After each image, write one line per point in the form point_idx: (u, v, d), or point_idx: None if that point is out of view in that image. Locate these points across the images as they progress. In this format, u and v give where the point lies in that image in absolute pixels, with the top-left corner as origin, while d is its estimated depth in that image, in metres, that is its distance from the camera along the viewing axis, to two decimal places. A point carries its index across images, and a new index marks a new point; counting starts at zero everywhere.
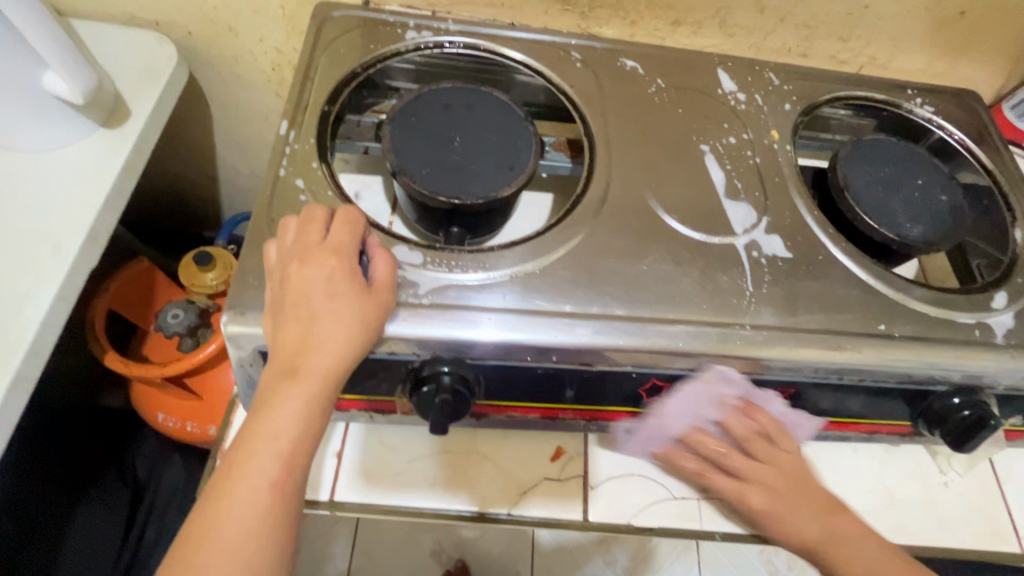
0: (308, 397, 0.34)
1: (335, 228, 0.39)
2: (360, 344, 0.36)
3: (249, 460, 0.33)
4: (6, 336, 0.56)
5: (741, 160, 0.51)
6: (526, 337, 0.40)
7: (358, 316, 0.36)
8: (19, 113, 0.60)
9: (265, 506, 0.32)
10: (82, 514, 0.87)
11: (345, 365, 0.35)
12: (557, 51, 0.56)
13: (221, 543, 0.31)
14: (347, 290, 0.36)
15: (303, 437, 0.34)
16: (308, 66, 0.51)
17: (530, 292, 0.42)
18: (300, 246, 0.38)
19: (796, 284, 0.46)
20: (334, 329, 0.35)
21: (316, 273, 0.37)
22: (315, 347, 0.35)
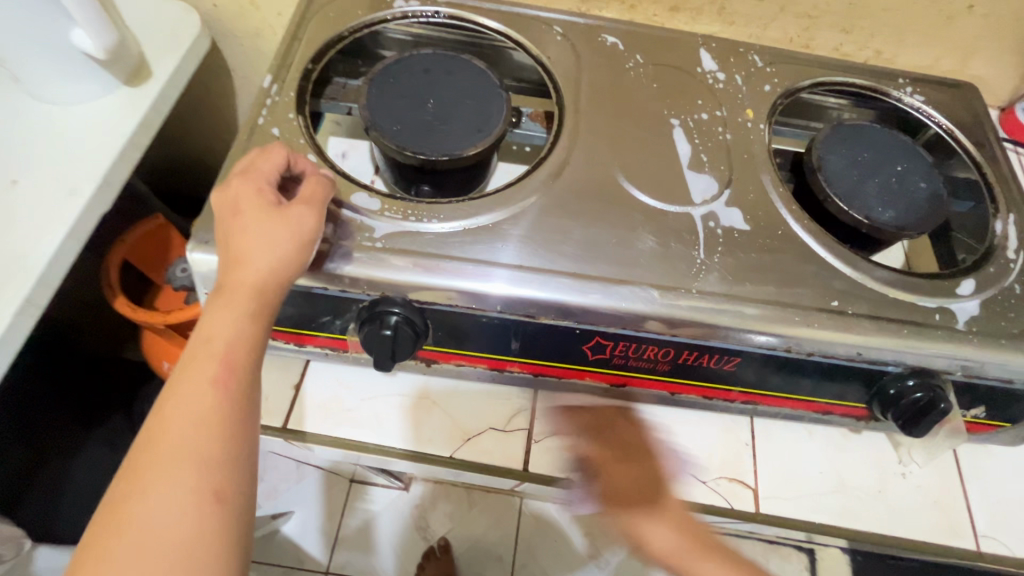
0: (239, 306, 0.37)
1: (268, 159, 0.42)
2: (286, 251, 0.38)
3: (188, 366, 0.36)
4: (22, 265, 0.62)
5: (711, 135, 0.52)
6: (472, 284, 0.42)
7: (281, 231, 0.38)
8: (50, 66, 0.66)
9: (210, 405, 0.35)
10: (88, 447, 0.94)
11: (276, 276, 0.38)
12: (541, 25, 0.58)
13: (164, 440, 0.34)
14: (271, 209, 0.39)
15: (241, 343, 0.37)
16: (298, 28, 0.54)
17: (481, 245, 0.44)
18: (233, 178, 0.41)
19: (750, 255, 0.46)
20: (260, 244, 0.38)
21: (244, 197, 0.40)
22: (245, 261, 0.38)
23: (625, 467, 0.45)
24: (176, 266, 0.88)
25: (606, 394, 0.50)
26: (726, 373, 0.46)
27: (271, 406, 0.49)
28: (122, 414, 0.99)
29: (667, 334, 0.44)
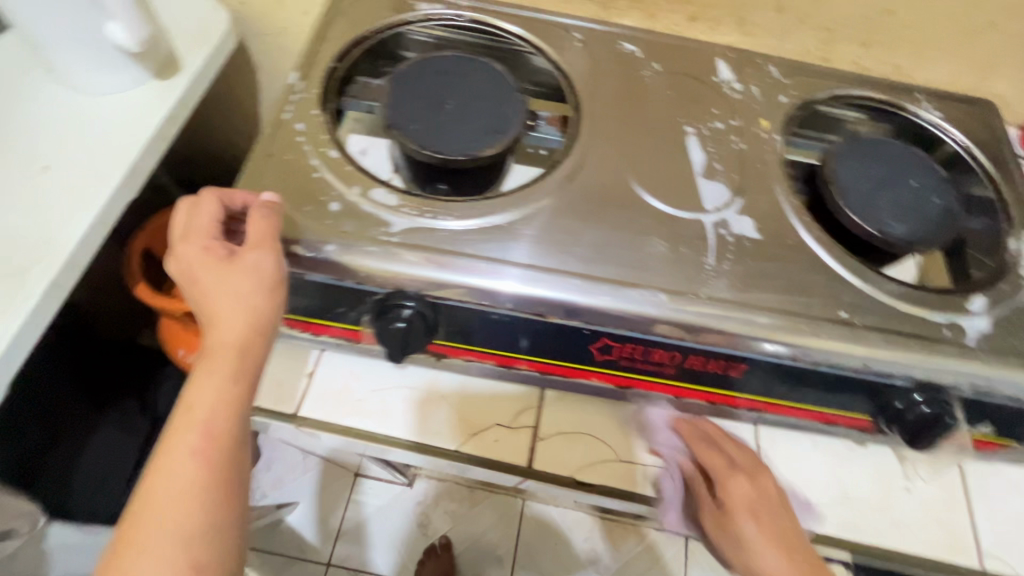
0: (220, 370, 0.37)
1: (203, 213, 0.41)
2: (250, 305, 0.39)
3: (173, 438, 0.36)
4: (51, 247, 0.64)
5: (725, 144, 0.52)
6: (486, 281, 0.43)
7: (246, 285, 0.39)
8: (85, 57, 0.68)
9: (193, 472, 0.35)
10: (102, 432, 0.97)
11: (253, 334, 0.39)
12: (560, 31, 0.59)
13: (152, 519, 0.34)
14: (229, 265, 0.39)
15: (222, 407, 0.37)
16: (324, 28, 0.56)
17: (494, 243, 0.45)
18: (175, 245, 0.41)
19: (760, 263, 0.47)
20: (228, 302, 0.38)
21: (197, 261, 0.40)
22: (217, 324, 0.38)
23: (705, 450, 0.46)
24: None
25: (611, 395, 0.51)
26: (732, 379, 0.47)
27: (284, 392, 0.50)
28: (135, 400, 1.02)
29: (675, 338, 0.44)
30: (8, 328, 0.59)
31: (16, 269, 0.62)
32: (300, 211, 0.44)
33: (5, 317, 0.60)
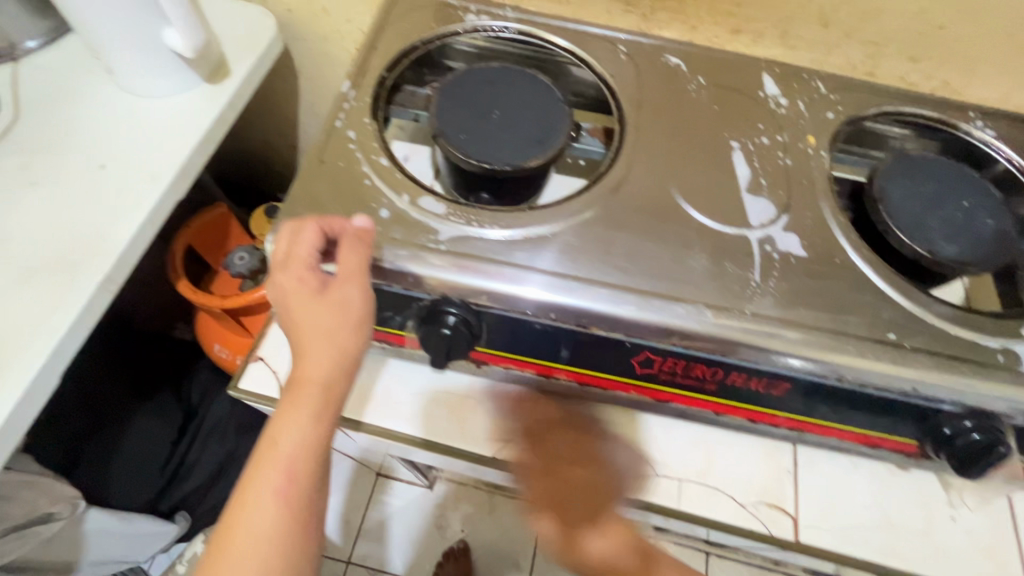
0: (310, 408, 0.40)
1: (300, 239, 0.42)
2: (343, 345, 0.41)
3: (263, 472, 0.39)
4: (105, 243, 0.67)
5: (771, 160, 0.52)
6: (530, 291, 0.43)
7: (340, 322, 0.41)
8: (142, 62, 0.71)
9: (281, 504, 0.39)
10: (138, 421, 1.00)
11: (339, 375, 0.41)
12: (606, 43, 0.59)
13: (242, 546, 0.38)
14: (323, 299, 0.41)
15: (310, 443, 0.40)
16: (375, 38, 0.57)
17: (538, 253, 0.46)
18: (275, 269, 0.42)
19: (806, 281, 0.46)
20: (320, 339, 0.40)
21: (292, 291, 0.41)
22: (308, 360, 0.41)
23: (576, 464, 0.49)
24: (235, 254, 0.93)
25: (647, 407, 0.51)
26: (774, 397, 0.46)
27: None
28: (172, 392, 1.05)
29: (718, 354, 0.44)
30: (64, 321, 0.62)
31: (72, 263, 0.65)
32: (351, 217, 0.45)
33: (62, 308, 0.63)
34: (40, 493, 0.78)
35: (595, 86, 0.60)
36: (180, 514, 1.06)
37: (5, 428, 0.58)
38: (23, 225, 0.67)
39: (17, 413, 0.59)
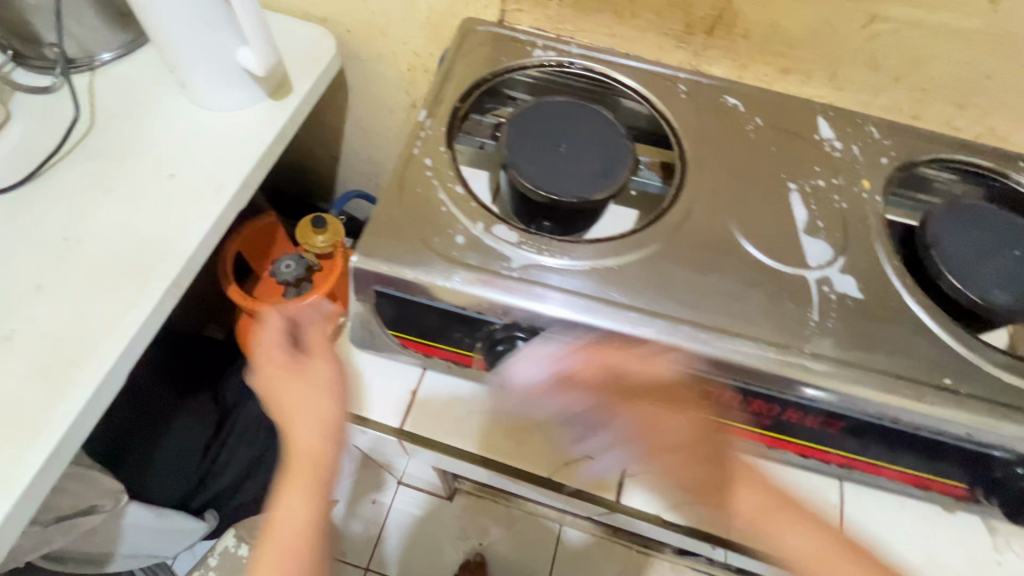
0: (303, 475, 0.50)
1: (271, 329, 0.55)
2: (320, 413, 0.51)
3: (274, 534, 0.50)
4: (173, 249, 0.69)
5: (827, 203, 0.54)
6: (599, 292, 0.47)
7: (315, 392, 0.52)
8: (215, 78, 0.75)
9: (291, 561, 0.49)
10: (180, 419, 1.03)
11: (322, 441, 0.50)
12: (666, 82, 0.62)
13: None
14: (305, 379, 0.52)
15: (306, 504, 0.50)
16: (448, 69, 0.60)
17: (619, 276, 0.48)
18: (257, 356, 0.54)
19: (863, 323, 0.48)
20: (307, 411, 0.51)
21: (274, 377, 0.52)
22: (297, 434, 0.51)
23: (674, 429, 0.48)
24: (282, 261, 0.98)
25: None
26: (829, 435, 0.48)
27: (390, 405, 0.54)
28: (209, 391, 1.08)
29: (777, 391, 0.46)
30: (135, 323, 0.65)
31: (143, 267, 0.68)
32: (429, 242, 0.48)
33: (134, 309, 0.66)
34: (89, 487, 0.81)
35: (648, 120, 0.63)
36: (208, 513, 1.09)
37: (76, 423, 0.61)
38: (98, 228, 0.70)
39: (87, 409, 0.61)
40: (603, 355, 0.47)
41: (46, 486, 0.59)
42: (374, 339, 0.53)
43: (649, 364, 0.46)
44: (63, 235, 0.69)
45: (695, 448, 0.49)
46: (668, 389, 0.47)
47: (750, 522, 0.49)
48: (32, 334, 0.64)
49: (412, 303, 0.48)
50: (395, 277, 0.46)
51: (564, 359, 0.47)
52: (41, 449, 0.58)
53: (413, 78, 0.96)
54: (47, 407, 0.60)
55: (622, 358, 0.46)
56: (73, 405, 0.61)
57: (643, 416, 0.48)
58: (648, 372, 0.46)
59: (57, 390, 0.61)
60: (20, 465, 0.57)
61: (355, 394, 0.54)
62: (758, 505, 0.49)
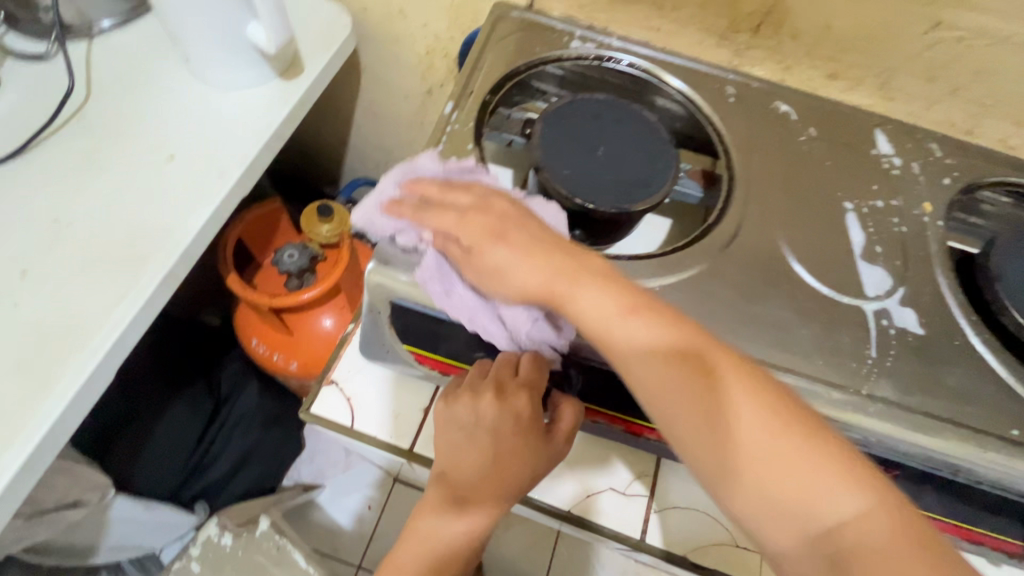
0: (474, 525, 0.44)
1: (523, 372, 0.42)
2: (525, 476, 0.43)
3: (416, 565, 0.44)
4: (169, 237, 0.65)
5: (886, 226, 0.49)
6: (396, 176, 0.46)
7: (539, 460, 0.44)
8: (221, 54, 0.69)
9: None
10: (172, 410, 1.00)
11: (504, 501, 0.44)
12: (713, 84, 0.57)
13: None
14: (513, 427, 0.43)
15: (461, 552, 0.45)
16: (478, 58, 0.55)
17: (420, 166, 0.46)
18: (492, 394, 0.42)
19: (923, 362, 0.43)
20: (492, 459, 0.43)
21: (474, 410, 0.43)
22: (485, 486, 0.43)
23: (475, 227, 0.41)
24: (285, 250, 0.94)
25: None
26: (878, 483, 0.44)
27: (401, 424, 0.50)
28: (204, 380, 1.06)
29: None
30: (126, 315, 0.60)
31: (138, 254, 0.63)
32: None
33: (124, 301, 0.61)
34: (73, 480, 0.77)
35: (686, 121, 0.58)
36: (199, 504, 1.03)
37: (59, 421, 0.56)
38: (90, 210, 0.65)
39: (73, 406, 0.57)
40: (437, 188, 0.44)
41: (26, 486, 0.55)
42: (386, 352, 0.49)
43: (462, 191, 0.44)
44: (51, 217, 0.64)
45: (522, 237, 0.41)
46: (483, 200, 0.43)
47: (753, 452, 0.35)
48: (14, 323, 0.59)
49: (430, 318, 0.44)
50: (413, 287, 0.42)
51: (410, 192, 0.44)
52: (20, 448, 0.54)
53: (431, 63, 0.91)
54: (27, 402, 0.56)
55: (434, 192, 0.44)
56: (56, 403, 0.56)
57: (449, 219, 0.42)
58: (454, 198, 0.43)
59: (38, 384, 0.57)
60: None
61: (364, 411, 0.51)
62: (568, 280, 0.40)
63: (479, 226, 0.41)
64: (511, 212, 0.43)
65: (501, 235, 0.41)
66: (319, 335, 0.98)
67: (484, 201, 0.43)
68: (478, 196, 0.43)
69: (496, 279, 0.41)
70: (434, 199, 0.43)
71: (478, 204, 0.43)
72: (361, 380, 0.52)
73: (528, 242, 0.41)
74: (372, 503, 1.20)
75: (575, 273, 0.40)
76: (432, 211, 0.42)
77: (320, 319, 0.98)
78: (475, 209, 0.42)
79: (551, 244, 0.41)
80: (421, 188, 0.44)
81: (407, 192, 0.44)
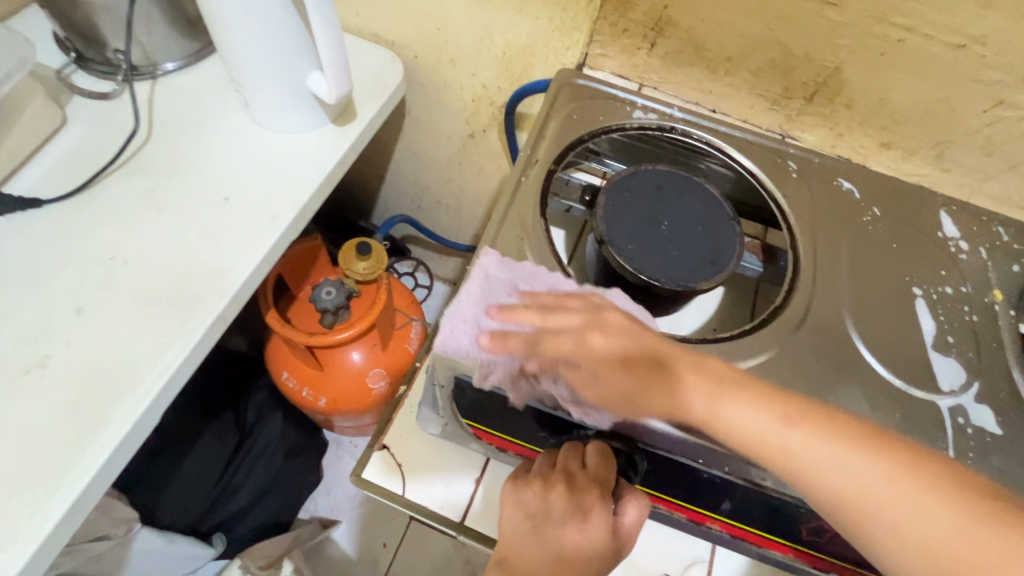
0: None
1: (592, 466, 0.44)
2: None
3: None
4: (219, 282, 0.65)
5: (956, 314, 0.49)
6: (474, 295, 0.45)
7: (602, 560, 0.43)
8: (284, 103, 0.71)
9: None
10: (202, 443, 1.00)
11: None
12: (775, 158, 0.57)
13: None
14: (580, 522, 0.42)
15: None
16: (542, 126, 0.57)
17: (492, 271, 0.47)
18: (564, 482, 0.44)
19: (1005, 466, 0.42)
20: (555, 561, 0.42)
21: (543, 498, 0.44)
22: None
23: (604, 345, 0.43)
24: (323, 288, 0.95)
25: (781, 563, 0.49)
26: None
27: (451, 494, 0.53)
28: (231, 412, 1.06)
29: None
30: (174, 359, 0.60)
31: (189, 296, 0.64)
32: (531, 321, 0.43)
33: (175, 344, 0.61)
34: (102, 513, 0.78)
35: (733, 183, 0.60)
36: (217, 536, 1.02)
37: (106, 466, 0.56)
38: (147, 250, 0.66)
39: (120, 450, 0.57)
40: (532, 308, 0.44)
41: (68, 532, 0.55)
42: (444, 423, 0.53)
43: (563, 307, 0.44)
44: (110, 255, 0.65)
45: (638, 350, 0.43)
46: (589, 312, 0.44)
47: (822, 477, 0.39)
48: (66, 362, 0.59)
49: (494, 392, 0.45)
50: (480, 373, 0.44)
51: (502, 320, 0.44)
52: (67, 492, 0.54)
53: (476, 109, 0.92)
54: (77, 444, 0.56)
55: (537, 317, 0.43)
56: (104, 447, 0.56)
57: (567, 346, 0.43)
58: (559, 319, 0.44)
59: (88, 428, 0.56)
60: (38, 512, 0.52)
61: (417, 480, 0.53)
62: (704, 402, 0.41)
63: (611, 361, 0.42)
64: (625, 323, 0.44)
65: (625, 349, 0.43)
66: (350, 372, 0.98)
67: (594, 318, 0.44)
68: (586, 310, 0.44)
69: (628, 400, 0.42)
70: (541, 330, 0.43)
71: (587, 321, 0.44)
72: (413, 447, 0.55)
73: (736, 406, 0.41)
74: (387, 541, 1.17)
75: (699, 390, 0.42)
76: (530, 343, 0.43)
77: (352, 355, 0.98)
78: (597, 331, 0.43)
79: (667, 359, 0.43)
80: (516, 311, 0.44)
81: (502, 314, 0.44)
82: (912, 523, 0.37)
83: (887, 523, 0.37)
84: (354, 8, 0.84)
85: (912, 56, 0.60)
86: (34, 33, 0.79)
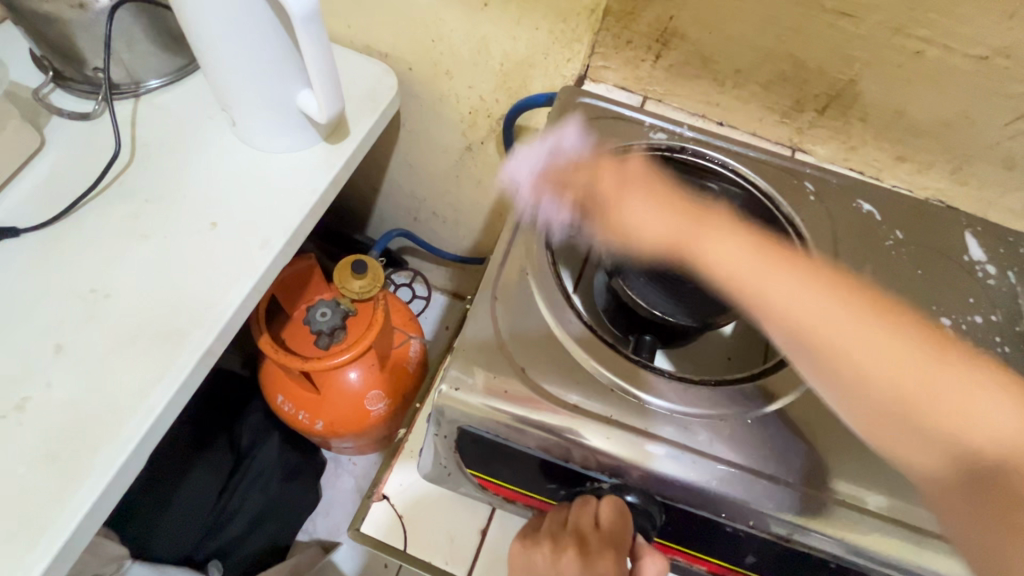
0: None
1: (606, 523, 0.42)
2: None
3: None
4: (206, 313, 0.62)
5: (987, 346, 0.47)
6: (540, 141, 0.58)
7: None
8: (274, 123, 0.68)
9: None
10: (196, 472, 0.97)
11: None
12: (791, 179, 0.56)
13: None
14: None
15: None
16: (545, 149, 0.57)
17: (559, 136, 0.58)
18: (578, 544, 0.41)
19: None
20: None
21: (555, 561, 0.41)
22: None
23: (624, 187, 0.54)
24: (317, 308, 0.92)
25: None
26: None
27: (456, 548, 0.53)
28: (225, 438, 1.03)
29: None
30: (161, 399, 0.57)
31: (174, 330, 0.61)
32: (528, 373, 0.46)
33: (161, 382, 0.58)
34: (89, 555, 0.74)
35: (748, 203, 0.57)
36: (212, 563, 0.98)
37: (90, 516, 0.53)
38: (129, 282, 0.63)
39: (103, 499, 0.54)
40: (574, 165, 0.56)
41: None
42: (450, 474, 0.52)
43: (597, 165, 0.55)
44: (90, 288, 0.62)
45: (651, 193, 0.53)
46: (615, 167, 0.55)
47: (771, 304, 0.48)
48: (44, 406, 0.56)
49: (502, 446, 0.46)
50: (481, 414, 0.45)
51: (549, 170, 0.56)
52: (47, 546, 0.51)
53: (473, 122, 0.89)
54: (57, 495, 0.52)
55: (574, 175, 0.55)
56: (85, 497, 0.53)
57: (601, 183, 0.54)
58: (593, 174, 0.55)
59: (68, 476, 0.53)
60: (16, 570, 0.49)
61: (422, 535, 0.53)
62: (699, 236, 0.52)
63: (627, 195, 0.53)
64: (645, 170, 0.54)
65: (638, 194, 0.53)
66: (347, 394, 0.95)
67: (620, 173, 0.54)
68: (614, 165, 0.55)
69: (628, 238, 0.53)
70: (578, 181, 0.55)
71: (614, 176, 0.54)
72: (416, 498, 0.54)
73: (722, 242, 0.51)
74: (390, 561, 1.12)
75: (689, 237, 0.52)
76: (571, 189, 0.55)
77: (349, 376, 0.94)
78: (625, 176, 0.54)
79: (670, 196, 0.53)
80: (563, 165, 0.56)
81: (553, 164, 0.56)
82: (856, 341, 0.45)
83: (855, 360, 0.45)
84: (344, 19, 0.81)
85: (928, 68, 0.57)
86: (11, 53, 0.76)
